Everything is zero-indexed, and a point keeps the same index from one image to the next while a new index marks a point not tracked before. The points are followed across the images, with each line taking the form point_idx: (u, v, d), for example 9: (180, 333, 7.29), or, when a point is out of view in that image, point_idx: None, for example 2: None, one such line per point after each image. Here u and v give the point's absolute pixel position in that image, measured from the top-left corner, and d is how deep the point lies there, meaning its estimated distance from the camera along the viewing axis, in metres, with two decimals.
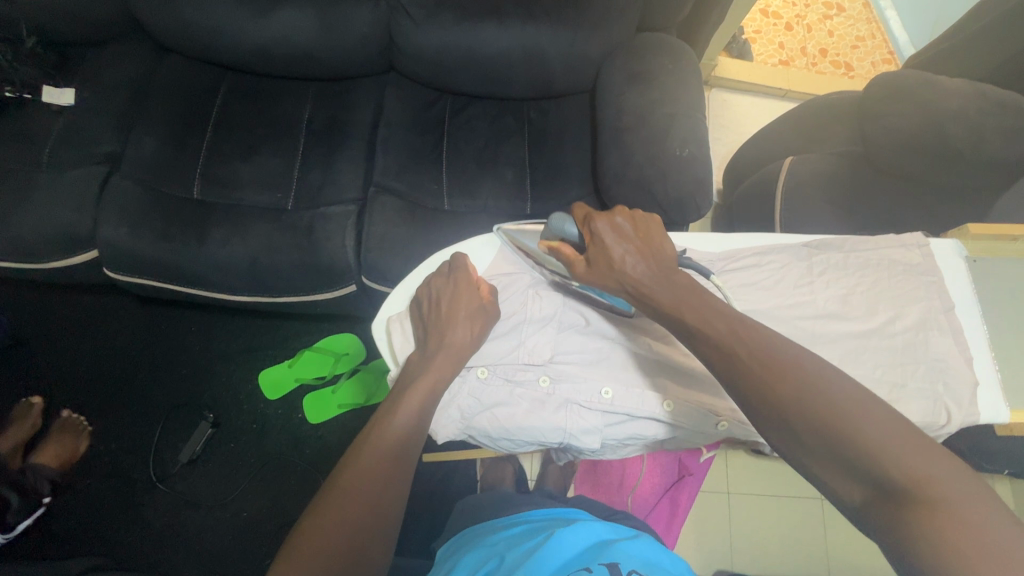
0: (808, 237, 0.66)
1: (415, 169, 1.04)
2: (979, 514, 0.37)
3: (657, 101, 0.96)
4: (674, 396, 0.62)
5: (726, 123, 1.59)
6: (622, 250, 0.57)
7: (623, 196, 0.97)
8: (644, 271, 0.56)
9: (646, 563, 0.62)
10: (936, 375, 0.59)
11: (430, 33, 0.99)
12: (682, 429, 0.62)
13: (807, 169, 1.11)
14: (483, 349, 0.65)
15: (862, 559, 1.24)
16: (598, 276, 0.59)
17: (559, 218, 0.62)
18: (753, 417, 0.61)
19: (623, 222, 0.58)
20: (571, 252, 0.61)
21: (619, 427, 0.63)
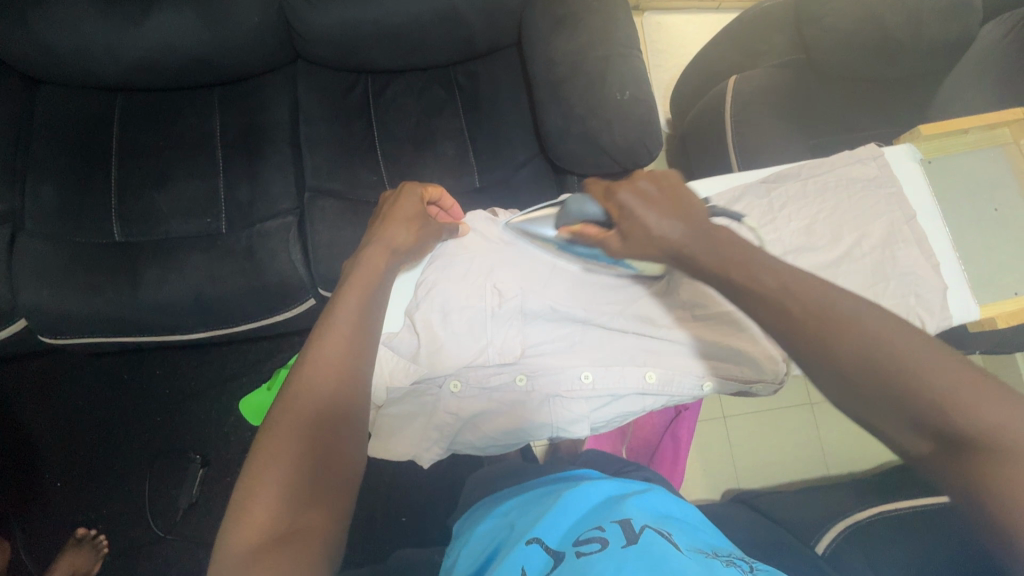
0: (765, 171, 0.65)
1: (348, 164, 0.97)
2: None
3: (589, 44, 0.90)
4: (654, 366, 0.62)
5: (665, 47, 1.53)
6: (653, 215, 0.53)
7: (571, 153, 0.92)
8: (678, 232, 0.52)
9: (657, 516, 0.61)
10: (907, 288, 0.59)
11: (332, 10, 0.90)
12: (666, 396, 0.63)
13: (752, 86, 1.08)
14: (450, 359, 0.63)
15: (855, 448, 1.30)
16: (635, 249, 0.55)
17: (575, 200, 0.61)
18: (733, 370, 0.62)
19: (647, 184, 0.56)
20: (597, 231, 0.58)
21: (605, 409, 0.63)
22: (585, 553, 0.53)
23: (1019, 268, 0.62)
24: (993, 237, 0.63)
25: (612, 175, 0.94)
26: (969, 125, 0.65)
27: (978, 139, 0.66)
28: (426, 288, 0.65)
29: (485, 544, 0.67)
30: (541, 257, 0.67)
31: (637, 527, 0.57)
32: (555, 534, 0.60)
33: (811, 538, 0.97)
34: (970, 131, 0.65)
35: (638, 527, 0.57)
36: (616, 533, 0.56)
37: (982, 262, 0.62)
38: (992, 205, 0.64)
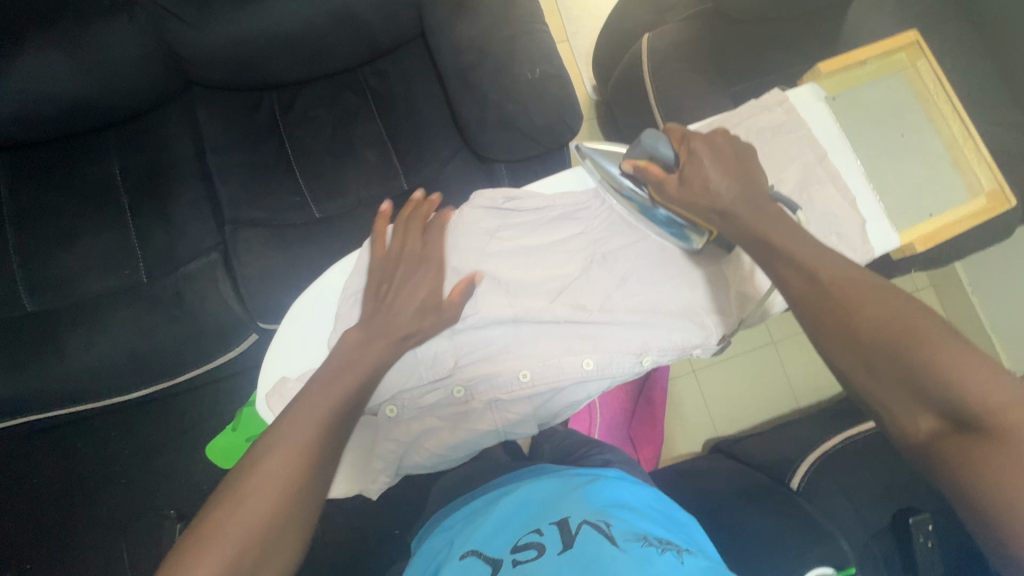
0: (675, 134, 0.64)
1: (266, 188, 0.93)
2: None
3: (491, 25, 0.87)
4: (590, 353, 0.61)
5: (579, 12, 1.50)
6: (718, 169, 0.55)
7: (493, 141, 0.90)
8: (733, 193, 0.55)
9: (597, 508, 0.61)
10: (828, 229, 0.59)
11: (215, 29, 0.84)
12: (608, 378, 0.63)
13: (665, 42, 1.07)
14: (382, 386, 0.62)
15: (820, 378, 1.35)
16: (687, 196, 0.56)
17: (653, 135, 0.59)
18: (669, 342, 0.62)
19: (718, 140, 0.57)
20: (660, 173, 0.58)
21: (548, 404, 0.64)
22: (520, 561, 0.54)
23: (926, 191, 0.64)
24: (904, 164, 0.65)
25: (539, 156, 0.92)
26: (866, 55, 0.65)
27: (876, 69, 0.66)
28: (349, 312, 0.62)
29: (430, 556, 0.66)
30: (463, 259, 0.64)
31: (573, 526, 0.57)
32: (495, 542, 0.60)
33: (785, 476, 1.01)
34: (869, 61, 0.65)
35: (574, 526, 0.57)
36: (554, 536, 0.56)
37: (895, 191, 0.63)
38: (898, 131, 0.65)
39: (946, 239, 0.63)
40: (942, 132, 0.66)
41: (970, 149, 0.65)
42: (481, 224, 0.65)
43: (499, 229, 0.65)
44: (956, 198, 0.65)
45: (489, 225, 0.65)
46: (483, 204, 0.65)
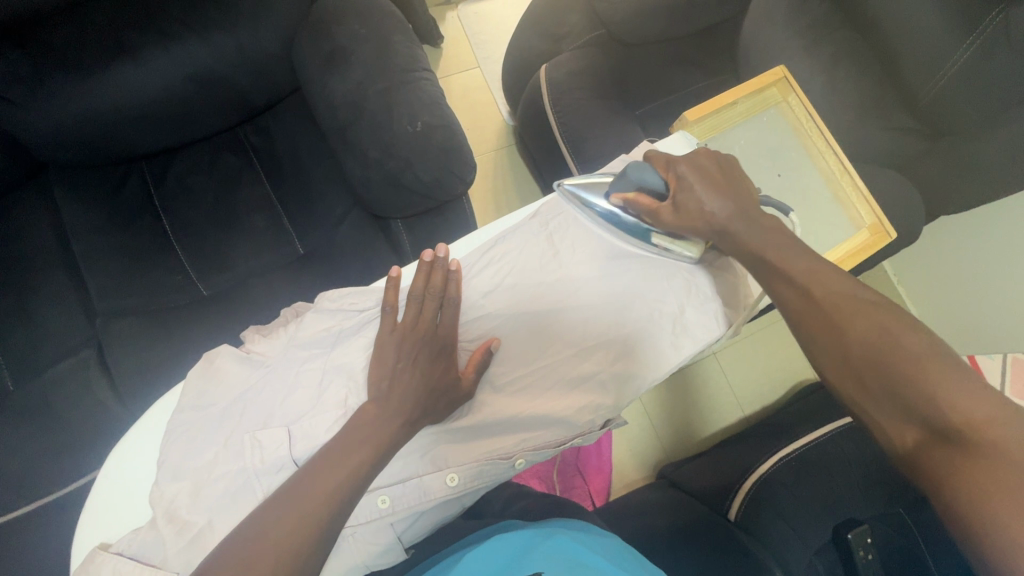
0: (533, 207, 0.63)
1: (139, 272, 0.85)
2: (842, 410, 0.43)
3: (365, 79, 0.82)
4: (454, 467, 0.57)
5: (488, 37, 1.46)
6: (711, 191, 0.53)
7: (381, 200, 0.85)
8: (729, 209, 0.53)
9: (572, 565, 0.52)
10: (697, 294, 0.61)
11: (56, 106, 0.76)
12: (477, 488, 0.58)
13: (562, 73, 1.03)
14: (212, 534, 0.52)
15: (764, 385, 1.34)
16: (685, 221, 0.54)
17: (635, 165, 0.55)
18: (540, 438, 0.58)
19: (706, 163, 0.55)
20: (649, 202, 0.55)
21: (418, 523, 0.58)
22: None
23: (810, 233, 0.63)
24: (782, 207, 0.63)
25: (434, 210, 0.87)
26: (734, 97, 0.63)
27: (747, 109, 0.65)
28: (183, 436, 0.54)
29: None
30: (305, 375, 0.57)
31: None
32: None
33: (723, 505, 1.00)
34: (737, 102, 0.64)
35: None
36: None
37: None
38: (775, 171, 0.64)
39: None
40: (820, 165, 0.65)
41: (848, 184, 0.64)
42: (324, 329, 0.58)
43: (340, 335, 0.58)
44: (841, 233, 0.63)
45: (333, 328, 0.58)
46: (327, 307, 0.59)
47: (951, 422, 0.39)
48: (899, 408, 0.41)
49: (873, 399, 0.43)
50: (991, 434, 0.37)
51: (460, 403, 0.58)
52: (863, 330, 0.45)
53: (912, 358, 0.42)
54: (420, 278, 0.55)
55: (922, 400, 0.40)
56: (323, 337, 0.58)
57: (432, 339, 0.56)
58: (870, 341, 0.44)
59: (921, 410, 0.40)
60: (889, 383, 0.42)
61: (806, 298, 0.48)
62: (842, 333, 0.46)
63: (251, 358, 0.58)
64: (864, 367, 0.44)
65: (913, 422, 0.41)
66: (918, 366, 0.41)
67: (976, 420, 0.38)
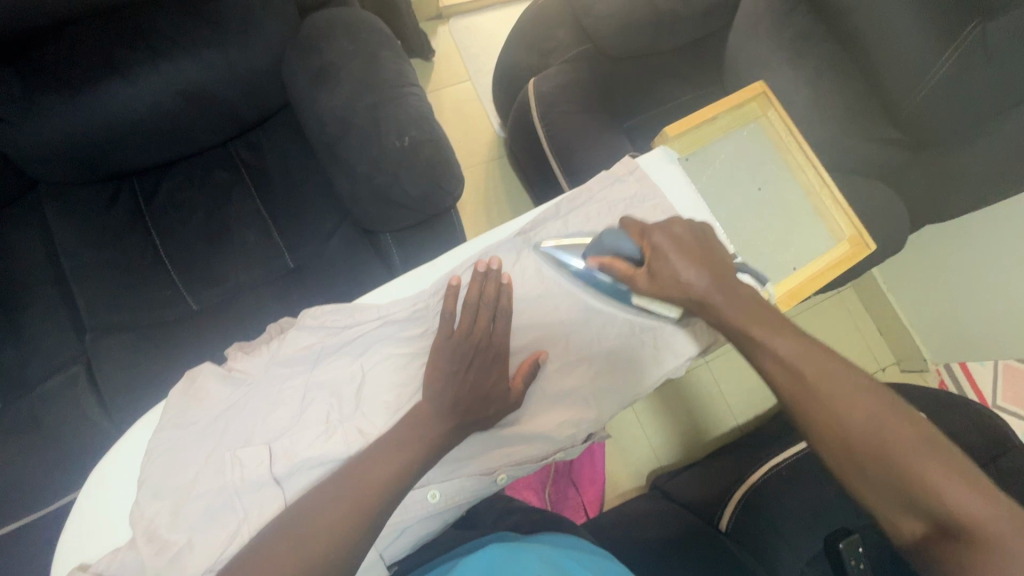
0: (519, 221, 0.63)
1: (130, 287, 0.85)
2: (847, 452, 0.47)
3: (354, 95, 0.83)
4: (435, 483, 0.57)
5: (479, 50, 1.48)
6: (686, 262, 0.54)
7: (370, 213, 0.85)
8: (705, 282, 0.54)
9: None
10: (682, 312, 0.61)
11: (47, 124, 0.76)
12: (459, 505, 0.59)
13: (550, 86, 1.04)
14: (196, 552, 0.52)
15: (756, 394, 1.34)
16: (659, 289, 0.55)
17: (612, 232, 0.56)
18: (524, 454, 0.59)
19: (681, 231, 0.56)
20: (625, 269, 0.56)
21: (402, 540, 0.58)
22: None
23: (790, 245, 0.64)
24: (763, 219, 0.64)
25: (423, 223, 0.88)
26: (714, 112, 0.65)
27: (727, 123, 0.66)
28: (167, 454, 0.54)
29: None
30: (287, 392, 0.57)
31: None
32: None
33: (716, 516, 1.00)
34: (717, 118, 0.65)
35: None
36: None
37: (755, 250, 0.63)
38: (755, 185, 0.65)
39: (814, 291, 0.62)
40: (800, 178, 0.66)
41: (827, 197, 0.65)
42: (308, 346, 0.58)
43: (324, 352, 0.58)
44: (820, 246, 0.64)
45: (316, 345, 0.58)
46: (310, 324, 0.59)
47: (947, 516, 0.42)
48: (896, 497, 0.45)
49: (873, 486, 0.46)
50: (983, 529, 0.41)
51: (509, 411, 0.57)
52: (861, 419, 0.47)
53: (909, 452, 0.45)
54: (475, 288, 0.53)
55: (917, 491, 0.44)
56: (306, 354, 0.58)
57: (485, 348, 0.55)
58: (869, 434, 0.47)
59: (918, 500, 0.44)
60: (886, 472, 0.45)
61: (798, 378, 0.50)
62: (841, 422, 0.48)
63: (236, 377, 0.58)
64: (863, 455, 0.47)
65: (909, 509, 0.44)
66: (914, 459, 0.44)
67: (965, 514, 0.42)
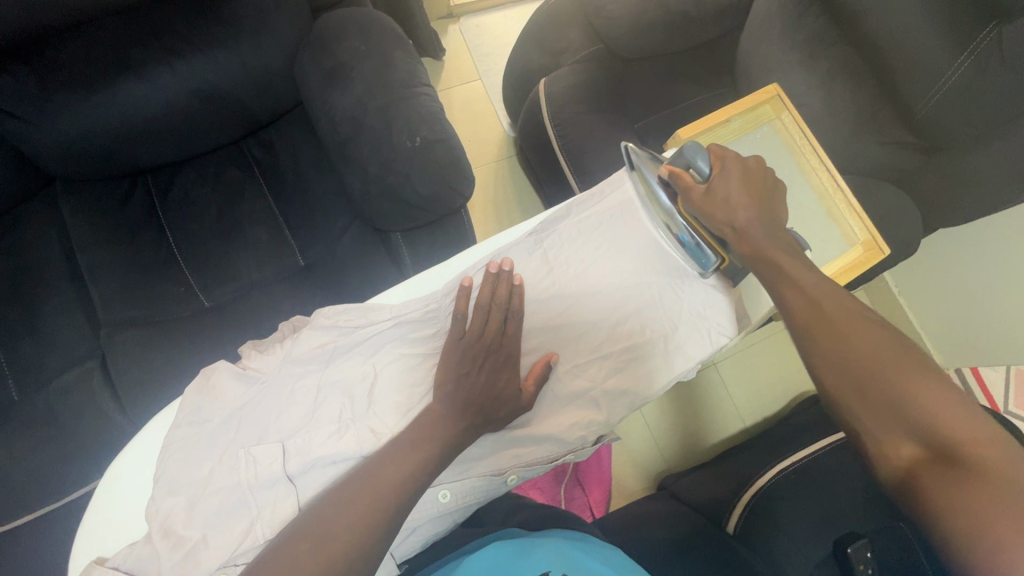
0: (532, 222, 0.63)
1: (143, 283, 0.86)
2: (852, 376, 0.46)
3: (366, 94, 0.83)
4: (445, 484, 0.58)
5: (489, 50, 1.48)
6: (746, 192, 0.54)
7: (381, 212, 0.86)
8: (754, 215, 0.54)
9: (580, 563, 0.55)
10: (697, 317, 0.61)
11: (65, 121, 0.77)
12: (469, 505, 0.59)
13: (560, 86, 1.03)
14: (211, 551, 0.52)
15: (764, 397, 1.34)
16: (707, 207, 0.54)
17: (694, 147, 0.57)
18: (535, 456, 0.59)
19: (752, 169, 0.57)
20: (688, 181, 0.56)
21: (414, 540, 0.58)
22: None
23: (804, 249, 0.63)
24: None
25: (433, 223, 0.88)
26: (725, 115, 0.65)
27: (739, 127, 0.66)
28: (181, 452, 0.55)
29: None
30: (300, 392, 0.57)
31: None
32: None
33: (723, 519, 1.00)
34: (728, 121, 0.65)
35: None
36: None
37: None
38: None
39: None
40: (813, 182, 0.65)
41: (841, 200, 0.64)
42: (319, 346, 0.58)
43: (335, 353, 0.58)
44: (834, 249, 0.63)
45: (327, 346, 0.58)
46: (323, 324, 0.58)
47: (946, 440, 0.42)
48: (898, 421, 0.44)
49: (874, 415, 0.45)
50: (985, 454, 0.40)
51: (520, 412, 0.57)
52: (872, 351, 0.46)
53: (916, 383, 0.44)
54: (486, 289, 0.53)
55: (917, 413, 0.43)
56: (317, 355, 0.58)
57: (496, 349, 0.55)
58: (876, 361, 0.45)
59: (918, 422, 0.43)
60: (890, 400, 0.44)
61: (814, 307, 0.49)
62: (851, 347, 0.47)
63: (247, 377, 0.58)
64: (869, 384, 0.45)
65: (916, 439, 0.43)
66: (923, 393, 0.43)
67: (967, 440, 0.41)
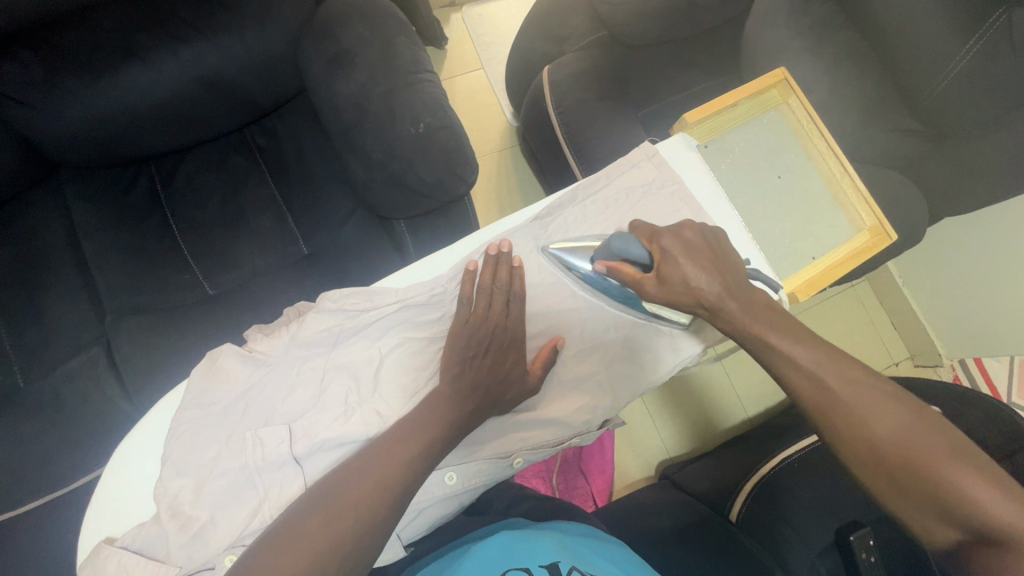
0: (538, 206, 0.63)
1: (148, 271, 0.86)
2: (883, 462, 0.46)
3: (369, 81, 0.82)
4: (453, 466, 0.58)
5: (491, 38, 1.47)
6: (696, 267, 0.52)
7: (385, 200, 0.85)
8: (717, 288, 0.52)
9: (589, 557, 0.55)
10: None
11: (69, 108, 0.77)
12: (475, 488, 0.59)
13: (564, 74, 1.03)
14: (220, 529, 0.53)
15: (767, 387, 1.34)
16: (669, 296, 0.54)
17: (619, 236, 0.54)
18: (540, 438, 0.60)
19: (691, 236, 0.54)
20: (633, 274, 0.54)
21: (422, 521, 0.59)
22: None
23: (811, 234, 0.63)
24: (782, 208, 0.64)
25: (437, 210, 0.88)
26: (734, 99, 0.64)
27: (747, 110, 0.66)
28: (189, 433, 0.55)
29: None
30: (307, 374, 0.58)
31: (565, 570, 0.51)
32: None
33: (725, 507, 1.01)
34: (736, 104, 0.64)
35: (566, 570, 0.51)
36: None
37: (775, 238, 0.62)
38: (775, 173, 0.65)
39: (834, 280, 0.61)
40: (821, 167, 0.65)
41: (849, 185, 0.64)
42: (327, 328, 0.58)
43: (342, 335, 0.58)
44: (842, 234, 0.63)
45: (334, 328, 0.58)
46: (329, 306, 0.58)
47: (987, 524, 0.42)
48: (932, 507, 0.44)
49: (907, 499, 0.45)
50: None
51: (527, 395, 0.58)
52: (892, 430, 0.46)
53: (948, 467, 0.44)
54: (488, 272, 0.54)
55: (951, 501, 0.43)
56: (325, 337, 0.58)
57: (501, 333, 0.55)
58: (904, 446, 0.45)
59: (958, 513, 0.43)
60: (921, 484, 0.44)
61: (818, 385, 0.49)
62: (872, 435, 0.47)
63: (255, 359, 0.58)
64: (899, 466, 0.45)
65: (954, 522, 0.43)
66: (953, 471, 0.43)
67: (1008, 523, 0.41)
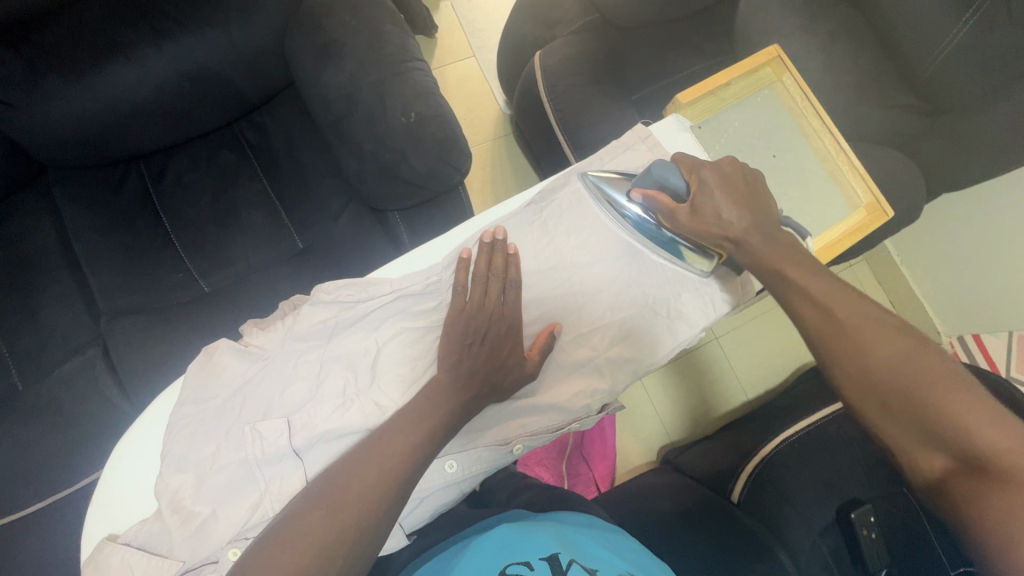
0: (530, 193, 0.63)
1: (142, 270, 0.86)
2: (880, 389, 0.47)
3: (358, 71, 0.82)
4: (452, 454, 0.58)
5: (481, 26, 1.45)
6: (729, 199, 0.54)
7: (379, 191, 0.85)
8: (746, 222, 0.54)
9: (589, 549, 0.55)
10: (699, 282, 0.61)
11: (55, 107, 0.76)
12: (475, 475, 0.59)
13: (555, 59, 1.02)
14: (222, 524, 0.53)
15: (766, 369, 1.34)
16: (699, 226, 0.55)
17: (662, 164, 0.55)
18: (538, 425, 0.59)
19: (728, 170, 0.56)
20: (669, 202, 0.55)
21: (424, 511, 0.59)
22: None
23: (807, 213, 0.62)
24: (778, 187, 0.63)
25: (431, 201, 0.87)
26: (727, 78, 0.63)
27: (741, 89, 0.65)
28: (187, 431, 0.55)
29: None
30: (304, 367, 0.57)
31: (565, 562, 0.51)
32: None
33: (727, 487, 1.01)
34: (729, 83, 0.64)
35: (566, 562, 0.51)
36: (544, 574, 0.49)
37: None
38: (770, 152, 0.64)
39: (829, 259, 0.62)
40: (816, 145, 0.65)
41: (844, 162, 0.63)
42: (323, 321, 0.58)
43: (338, 327, 0.58)
44: (838, 212, 0.63)
45: (330, 321, 0.58)
46: (324, 299, 0.59)
47: (978, 452, 0.42)
48: (925, 435, 0.45)
49: (899, 426, 0.46)
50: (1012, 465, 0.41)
51: (525, 381, 0.58)
52: (891, 362, 0.47)
53: (948, 396, 0.44)
54: (482, 260, 0.54)
55: (951, 434, 0.43)
56: (321, 329, 0.58)
57: (498, 320, 0.55)
58: (905, 378, 0.46)
59: (952, 441, 0.43)
60: (915, 413, 0.45)
61: None
62: (875, 368, 0.47)
63: (251, 354, 0.58)
64: (895, 398, 0.46)
65: (944, 451, 0.44)
66: (949, 400, 0.44)
67: (999, 449, 0.42)
